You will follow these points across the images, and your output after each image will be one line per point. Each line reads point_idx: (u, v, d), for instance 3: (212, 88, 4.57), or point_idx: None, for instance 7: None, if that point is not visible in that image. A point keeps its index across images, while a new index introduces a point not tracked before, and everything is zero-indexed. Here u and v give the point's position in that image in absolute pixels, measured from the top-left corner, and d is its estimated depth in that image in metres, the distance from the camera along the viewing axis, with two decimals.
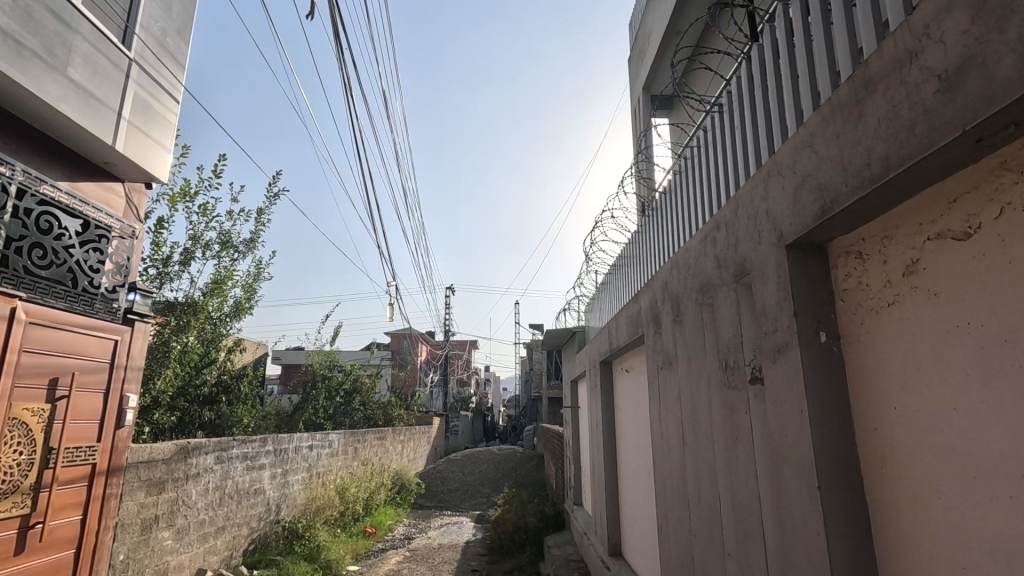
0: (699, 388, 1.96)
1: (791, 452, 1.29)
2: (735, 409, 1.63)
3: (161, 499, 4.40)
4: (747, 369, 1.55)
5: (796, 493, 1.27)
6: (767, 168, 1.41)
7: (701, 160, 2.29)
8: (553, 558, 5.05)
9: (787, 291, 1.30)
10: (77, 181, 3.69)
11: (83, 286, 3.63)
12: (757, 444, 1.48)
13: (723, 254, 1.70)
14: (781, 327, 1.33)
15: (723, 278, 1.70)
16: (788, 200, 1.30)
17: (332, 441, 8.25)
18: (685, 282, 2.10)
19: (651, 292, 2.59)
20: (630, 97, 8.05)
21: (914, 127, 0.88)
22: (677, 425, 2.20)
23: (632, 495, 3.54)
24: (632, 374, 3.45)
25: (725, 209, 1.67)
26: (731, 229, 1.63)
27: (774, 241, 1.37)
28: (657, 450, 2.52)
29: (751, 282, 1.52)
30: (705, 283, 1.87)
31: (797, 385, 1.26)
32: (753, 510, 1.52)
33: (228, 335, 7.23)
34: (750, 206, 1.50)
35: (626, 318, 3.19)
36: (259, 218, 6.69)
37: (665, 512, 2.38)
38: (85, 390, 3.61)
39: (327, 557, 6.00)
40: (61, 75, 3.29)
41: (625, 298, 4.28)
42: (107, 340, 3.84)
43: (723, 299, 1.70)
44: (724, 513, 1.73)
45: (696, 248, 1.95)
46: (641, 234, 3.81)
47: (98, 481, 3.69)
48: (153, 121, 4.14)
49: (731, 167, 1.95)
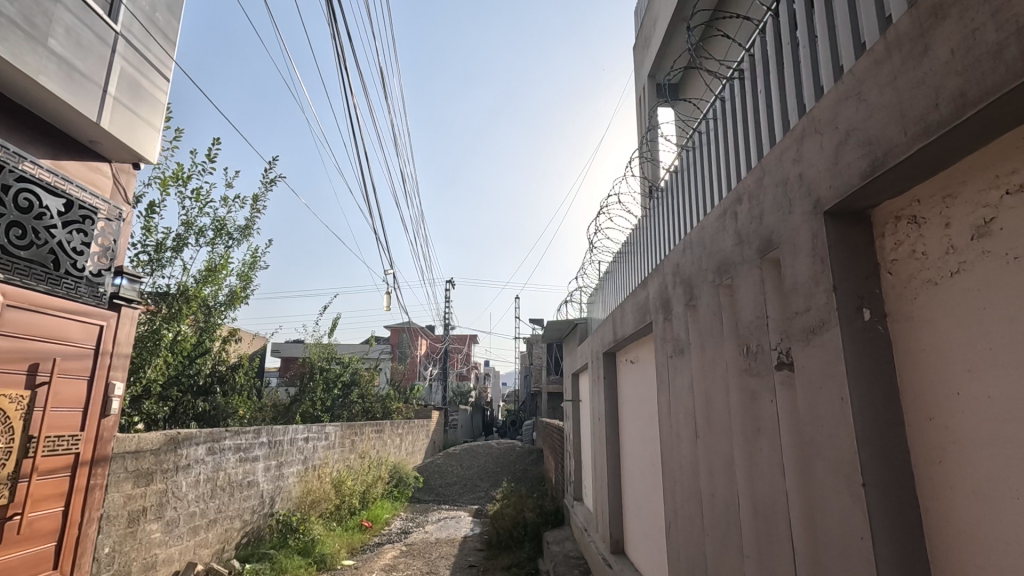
0: (714, 375, 1.81)
1: (827, 443, 1.15)
2: (757, 398, 1.48)
3: (150, 491, 4.26)
4: (773, 353, 1.40)
5: (832, 492, 1.12)
6: (800, 128, 1.26)
7: (716, 133, 2.14)
8: (553, 554, 4.92)
9: (824, 264, 1.16)
10: (60, 160, 3.54)
11: (66, 268, 3.48)
12: (784, 435, 1.34)
13: (745, 228, 1.55)
14: (817, 304, 1.18)
15: (745, 254, 1.55)
16: (826, 160, 1.15)
17: (328, 434, 8.12)
18: (699, 263, 1.95)
19: (661, 276, 2.44)
20: (635, 85, 7.88)
21: (1002, 52, 0.73)
22: (689, 418, 2.05)
23: (636, 490, 3.40)
24: (638, 365, 3.30)
25: (749, 178, 1.52)
26: (756, 199, 1.48)
27: (807, 209, 1.22)
28: (665, 443, 2.38)
29: (779, 257, 1.37)
30: (723, 262, 1.72)
31: (835, 368, 1.11)
32: (777, 508, 1.38)
33: (222, 325, 7.09)
34: (778, 172, 1.36)
35: (632, 306, 3.05)
36: (254, 204, 6.52)
37: (673, 510, 2.24)
38: (67, 377, 3.47)
39: (321, 551, 5.89)
40: (42, 46, 3.14)
41: (630, 288, 4.14)
42: (91, 326, 3.69)
43: (745, 278, 1.55)
44: (743, 512, 1.59)
45: (713, 225, 1.80)
46: (647, 221, 3.66)
47: (81, 472, 3.56)
48: (141, 99, 3.98)
49: (752, 134, 1.79)
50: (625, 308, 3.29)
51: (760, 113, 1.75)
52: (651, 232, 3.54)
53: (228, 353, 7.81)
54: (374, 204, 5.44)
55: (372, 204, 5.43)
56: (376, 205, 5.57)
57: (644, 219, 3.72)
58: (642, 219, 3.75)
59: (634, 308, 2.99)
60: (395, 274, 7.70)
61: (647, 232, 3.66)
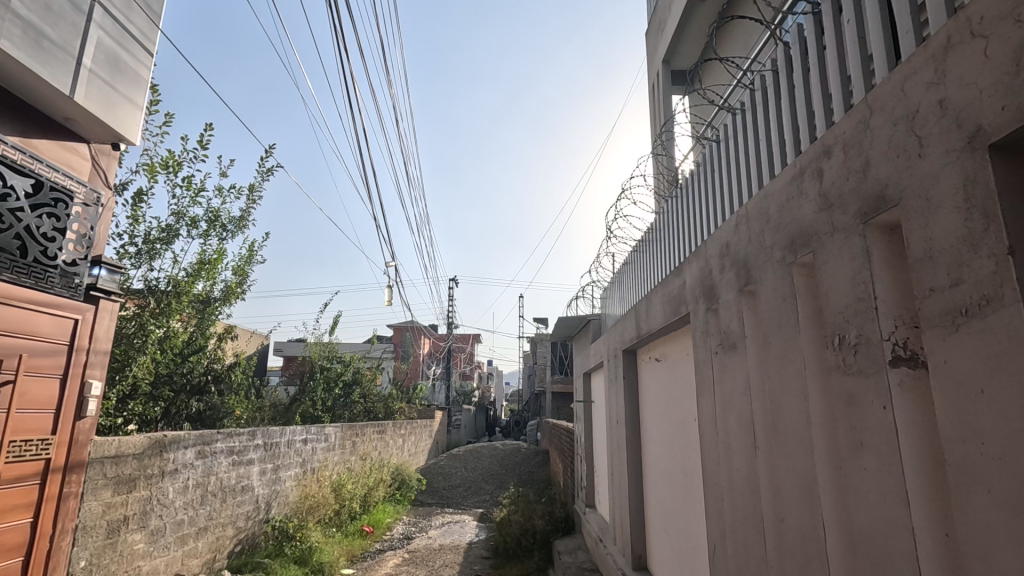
0: (781, 374, 1.49)
1: (992, 467, 0.83)
2: (856, 402, 1.16)
3: (132, 498, 3.95)
4: (885, 344, 1.08)
5: (1005, 538, 0.80)
6: (939, 42, 0.94)
7: (775, 85, 1.81)
8: (565, 566, 4.59)
9: (989, 220, 0.83)
10: (30, 138, 3.24)
11: (34, 256, 3.17)
12: (908, 454, 1.02)
13: (836, 187, 1.23)
14: (973, 275, 0.86)
15: (837, 221, 1.22)
16: (995, 72, 0.82)
17: (328, 435, 7.82)
18: (759, 239, 1.63)
19: (703, 259, 2.12)
20: (648, 71, 7.56)
21: None
22: (745, 424, 1.73)
23: (662, 502, 3.07)
24: (666, 364, 2.98)
25: (845, 123, 1.20)
26: (855, 149, 1.16)
27: (953, 147, 0.90)
28: (708, 452, 2.05)
29: (897, 219, 1.05)
30: (799, 234, 1.39)
31: (1013, 365, 0.79)
32: (891, 549, 1.06)
33: (216, 321, 6.79)
34: (898, 107, 1.03)
35: (662, 296, 2.72)
36: (250, 195, 6.21)
37: (720, 531, 1.92)
38: (36, 375, 3.16)
39: (319, 559, 5.58)
40: (6, 8, 2.84)
41: (649, 281, 3.81)
42: (64, 320, 3.38)
43: (835, 250, 1.23)
44: (830, 546, 1.27)
45: (785, 191, 1.48)
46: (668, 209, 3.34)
47: (53, 479, 3.24)
48: (121, 73, 3.67)
49: (833, 73, 1.45)
50: (652, 299, 2.97)
51: (847, 44, 1.41)
52: (673, 219, 3.23)
53: (224, 351, 7.51)
54: (373, 177, 5.22)
55: (370, 175, 5.19)
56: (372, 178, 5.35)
57: (668, 205, 3.41)
58: (665, 207, 3.45)
59: (665, 297, 2.67)
60: (396, 266, 7.42)
61: (669, 219, 3.35)
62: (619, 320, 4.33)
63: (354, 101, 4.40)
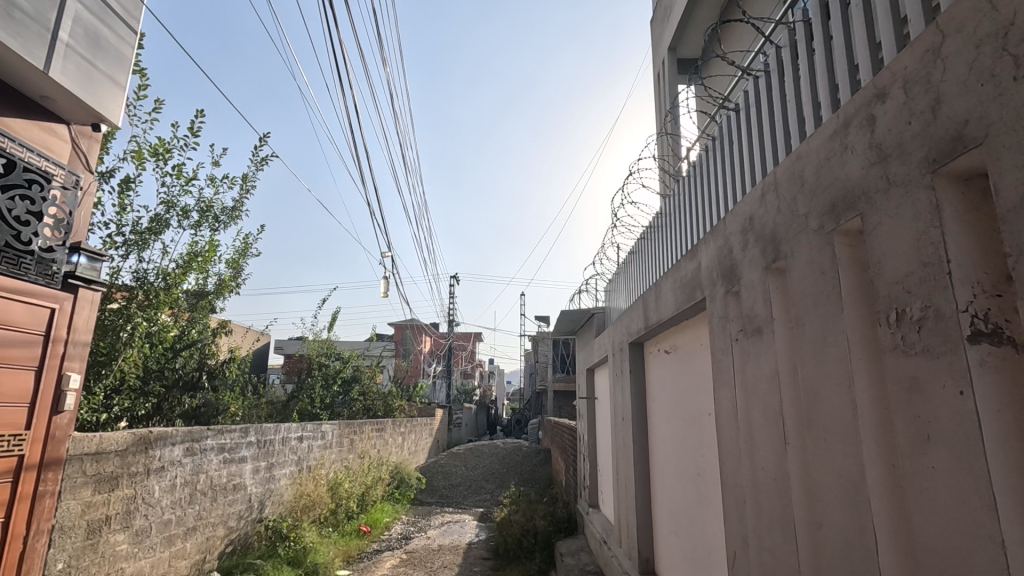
0: (819, 358, 1.30)
1: None
2: (920, 387, 0.98)
3: (115, 498, 3.77)
4: (961, 316, 0.89)
5: None
6: None
7: (810, 42, 1.61)
8: (568, 568, 4.42)
9: None
10: (3, 115, 3.06)
11: (6, 240, 2.99)
12: (994, 449, 0.83)
13: (893, 135, 1.04)
14: None
15: (894, 175, 1.04)
16: None
17: (325, 432, 7.65)
18: (790, 209, 1.45)
19: (721, 238, 1.94)
20: (654, 61, 7.37)
21: None
22: (772, 417, 1.55)
23: (672, 502, 2.88)
24: (678, 355, 2.79)
25: (906, 58, 1.01)
26: (919, 87, 0.97)
27: None
28: (727, 449, 1.87)
29: (976, 164, 0.87)
30: (841, 198, 1.21)
31: None
32: (969, 565, 0.87)
33: (210, 315, 6.61)
34: (982, 26, 0.85)
35: (674, 282, 2.54)
36: (244, 184, 6.03)
37: (741, 536, 1.74)
38: (8, 367, 2.99)
39: (314, 560, 5.42)
40: None
41: (655, 272, 3.61)
42: (41, 309, 3.21)
43: (891, 210, 1.05)
44: (882, 558, 1.08)
45: (824, 150, 1.29)
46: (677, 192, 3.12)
47: (27, 477, 3.07)
48: (101, 50, 3.49)
49: (885, 14, 1.25)
50: (661, 286, 2.79)
51: None
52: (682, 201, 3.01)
53: (218, 346, 7.35)
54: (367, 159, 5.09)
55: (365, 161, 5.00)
56: (366, 159, 5.21)
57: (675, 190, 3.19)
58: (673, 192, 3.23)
59: (676, 282, 2.48)
60: (393, 258, 7.27)
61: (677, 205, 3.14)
62: (624, 313, 4.14)
63: (346, 77, 4.25)
